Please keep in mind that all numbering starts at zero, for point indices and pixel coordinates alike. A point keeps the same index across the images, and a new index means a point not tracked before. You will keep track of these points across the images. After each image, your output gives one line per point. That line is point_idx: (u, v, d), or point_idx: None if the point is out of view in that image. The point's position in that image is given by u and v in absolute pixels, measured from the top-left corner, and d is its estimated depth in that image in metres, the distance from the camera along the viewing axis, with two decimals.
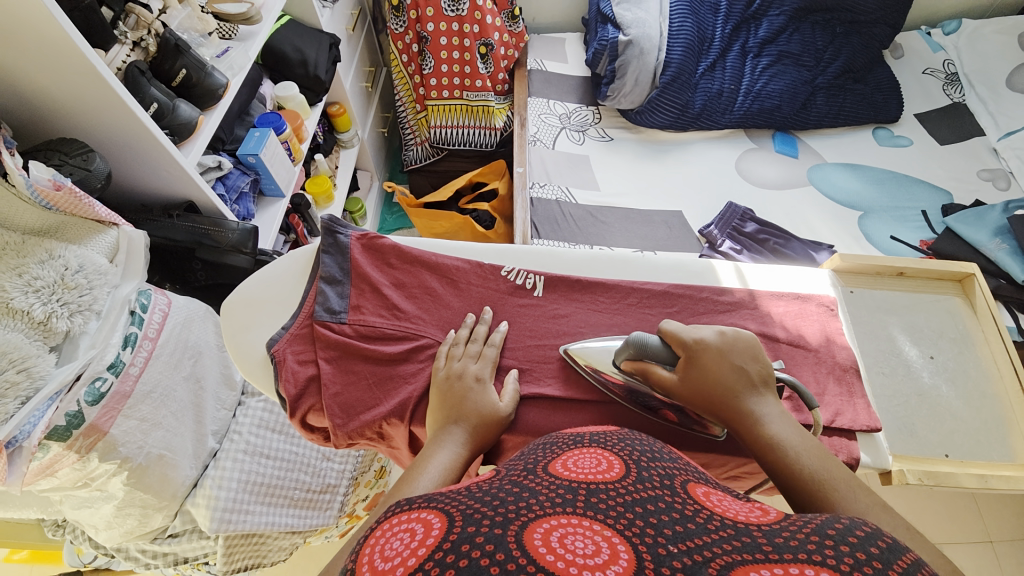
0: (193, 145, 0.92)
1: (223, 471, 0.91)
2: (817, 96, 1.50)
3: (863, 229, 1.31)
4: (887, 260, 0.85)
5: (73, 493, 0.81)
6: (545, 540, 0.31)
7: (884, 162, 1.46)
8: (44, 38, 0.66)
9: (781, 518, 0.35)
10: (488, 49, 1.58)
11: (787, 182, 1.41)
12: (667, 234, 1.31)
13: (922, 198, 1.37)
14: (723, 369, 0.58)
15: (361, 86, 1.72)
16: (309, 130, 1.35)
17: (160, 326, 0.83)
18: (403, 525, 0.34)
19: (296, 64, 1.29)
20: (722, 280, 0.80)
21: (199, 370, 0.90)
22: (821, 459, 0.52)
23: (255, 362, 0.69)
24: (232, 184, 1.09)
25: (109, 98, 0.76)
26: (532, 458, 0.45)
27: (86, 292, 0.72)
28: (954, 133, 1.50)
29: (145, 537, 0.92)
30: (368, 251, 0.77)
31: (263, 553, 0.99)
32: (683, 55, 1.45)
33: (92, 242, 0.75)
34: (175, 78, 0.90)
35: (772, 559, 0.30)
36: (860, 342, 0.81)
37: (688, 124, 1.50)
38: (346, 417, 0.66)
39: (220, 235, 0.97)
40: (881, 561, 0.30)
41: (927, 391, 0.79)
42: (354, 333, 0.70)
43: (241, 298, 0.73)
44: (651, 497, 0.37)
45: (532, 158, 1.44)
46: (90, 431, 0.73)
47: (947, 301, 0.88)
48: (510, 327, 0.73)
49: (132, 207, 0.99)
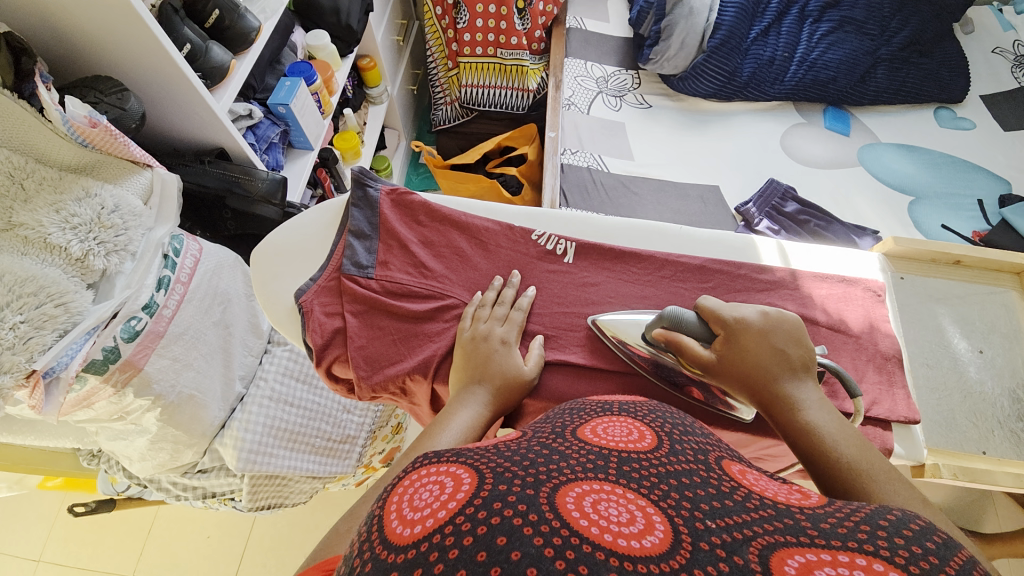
0: (226, 90, 0.90)
1: (250, 415, 0.94)
2: (878, 69, 1.39)
3: (913, 215, 1.23)
4: (944, 246, 0.80)
5: (109, 425, 0.85)
6: (578, 504, 0.31)
7: (945, 144, 1.35)
8: None
9: (823, 504, 0.34)
10: (525, 3, 1.49)
11: (834, 161, 1.33)
12: (702, 210, 1.26)
13: (980, 186, 1.28)
14: (763, 349, 0.56)
15: (392, 39, 1.66)
16: (339, 82, 1.32)
17: (191, 271, 0.84)
18: (432, 477, 0.34)
19: (327, 12, 1.24)
20: (763, 258, 0.76)
21: (228, 317, 0.92)
22: (859, 449, 0.49)
23: (283, 310, 0.70)
24: (262, 134, 1.08)
25: (142, 36, 0.74)
26: (560, 422, 0.44)
27: (121, 232, 0.73)
28: (1023, 118, 1.37)
29: (176, 470, 0.97)
30: (397, 207, 0.76)
31: (284, 494, 1.04)
32: (735, 17, 1.37)
33: (127, 182, 0.76)
34: (208, 19, 0.87)
35: (818, 545, 0.29)
36: (907, 331, 0.77)
37: (733, 93, 1.41)
38: (370, 370, 0.66)
39: (250, 183, 0.97)
40: (938, 556, 0.29)
41: (972, 387, 0.75)
42: (380, 289, 0.69)
43: (270, 247, 0.73)
44: (685, 471, 0.36)
45: (564, 123, 1.39)
46: (125, 366, 0.75)
47: (1004, 294, 0.82)
48: (537, 292, 0.71)
49: (165, 151, 0.99)
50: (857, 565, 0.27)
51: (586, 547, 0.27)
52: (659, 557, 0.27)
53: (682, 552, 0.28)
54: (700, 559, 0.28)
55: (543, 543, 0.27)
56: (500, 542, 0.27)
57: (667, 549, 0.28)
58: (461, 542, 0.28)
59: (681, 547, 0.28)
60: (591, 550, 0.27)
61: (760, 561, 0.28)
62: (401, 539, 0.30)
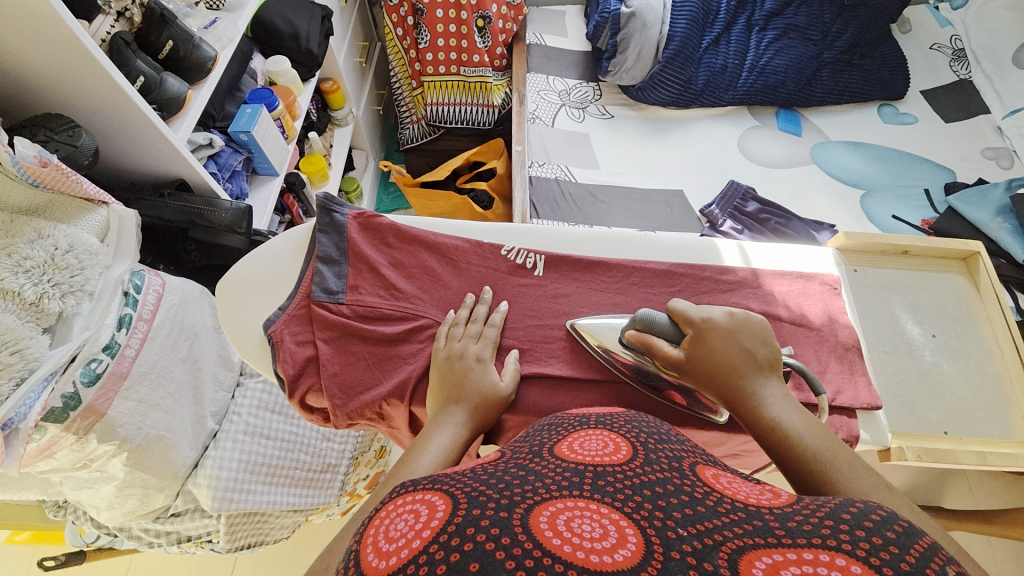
0: (183, 121, 0.89)
1: (224, 451, 0.92)
2: (823, 72, 1.47)
3: (865, 209, 1.30)
4: (892, 238, 0.85)
5: (73, 474, 0.81)
6: (552, 523, 0.31)
7: (889, 139, 1.43)
8: (37, 18, 0.64)
9: (792, 502, 0.36)
10: (485, 22, 1.52)
11: (789, 160, 1.39)
12: (668, 214, 1.29)
13: (925, 177, 1.35)
14: (730, 347, 0.58)
15: (355, 61, 1.67)
16: (302, 106, 1.31)
17: (155, 307, 0.82)
18: (408, 506, 0.34)
19: (287, 37, 1.25)
20: (725, 259, 0.79)
21: (196, 352, 0.90)
22: (823, 441, 0.51)
23: (252, 343, 0.68)
24: (224, 162, 1.06)
25: (93, 71, 0.72)
26: (538, 439, 0.45)
27: (77, 272, 0.70)
28: (960, 111, 1.47)
29: (148, 516, 0.93)
30: (365, 230, 0.75)
31: (265, 531, 1.00)
32: (687, 28, 1.42)
33: (81, 220, 0.73)
34: (161, 51, 0.87)
35: (784, 544, 0.30)
36: (864, 321, 0.81)
37: (690, 100, 1.47)
38: (345, 398, 0.65)
39: (213, 214, 0.95)
40: (896, 545, 0.30)
41: (929, 370, 0.79)
42: (352, 314, 0.68)
43: (235, 279, 0.72)
44: (660, 480, 0.37)
45: (530, 137, 1.41)
46: (87, 412, 0.72)
47: (951, 279, 0.87)
48: (510, 307, 0.72)
49: (122, 185, 0.96)
50: (820, 562, 0.29)
51: (557, 566, 0.28)
52: (632, 570, 0.28)
53: (653, 562, 0.29)
54: (671, 568, 0.28)
55: (515, 565, 0.28)
56: (473, 568, 0.28)
57: (639, 561, 0.29)
58: (434, 570, 0.28)
59: (653, 558, 0.29)
60: (563, 569, 0.28)
61: (730, 566, 0.29)
62: (376, 573, 0.29)
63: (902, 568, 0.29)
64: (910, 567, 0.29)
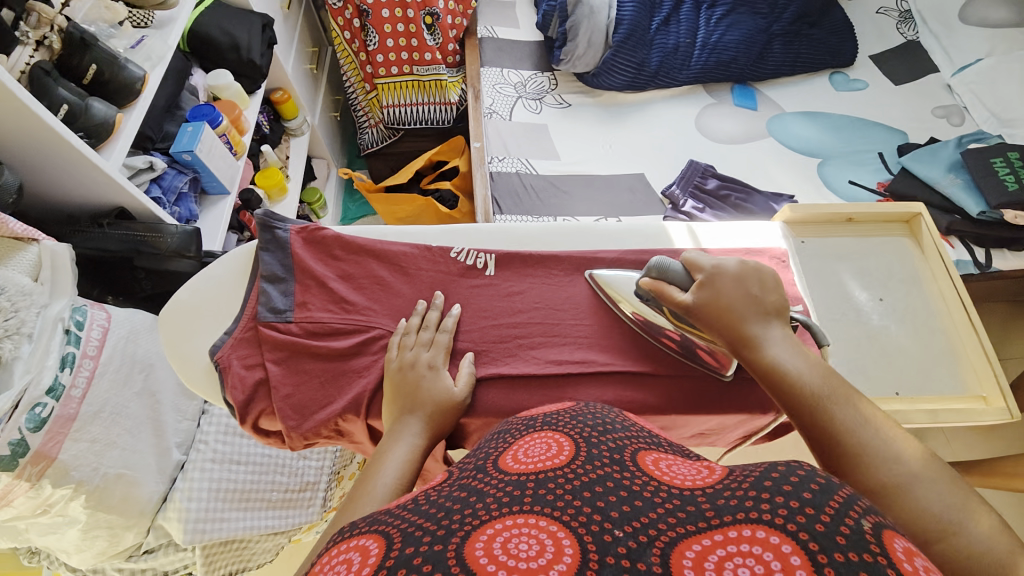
0: (115, 147, 0.85)
1: (191, 482, 0.89)
2: (772, 44, 1.48)
3: (823, 176, 1.32)
4: (836, 207, 0.86)
5: (34, 522, 0.79)
6: (488, 548, 0.31)
7: (841, 106, 1.45)
8: None
9: (723, 476, 0.36)
10: (433, 19, 1.49)
11: (743, 135, 1.40)
12: (630, 198, 1.29)
13: (877, 141, 1.38)
14: (738, 292, 0.60)
15: (305, 68, 1.63)
16: (249, 120, 1.28)
17: (100, 343, 0.79)
18: (342, 555, 0.33)
19: (226, 49, 1.20)
20: (676, 241, 0.80)
21: (153, 384, 0.87)
22: (823, 379, 0.53)
23: (199, 371, 0.67)
24: (168, 185, 1.03)
25: (8, 101, 0.68)
26: (484, 453, 0.44)
27: (11, 315, 0.67)
28: (908, 72, 1.49)
29: (121, 556, 0.91)
30: (310, 244, 0.73)
31: (247, 557, 0.99)
32: (635, 11, 1.42)
33: (10, 261, 0.70)
34: (85, 75, 0.83)
35: (713, 526, 0.31)
36: (814, 292, 0.82)
37: (645, 83, 1.47)
38: (300, 418, 0.64)
39: (159, 241, 0.92)
40: (813, 505, 0.30)
41: (877, 333, 0.81)
42: (301, 332, 0.67)
43: (178, 307, 0.70)
44: (600, 477, 0.36)
45: (488, 132, 1.40)
46: (37, 457, 0.70)
47: (895, 243, 0.89)
48: (463, 310, 0.71)
49: (57, 218, 0.93)
50: (745, 538, 0.30)
51: None
52: None
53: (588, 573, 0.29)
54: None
55: None
56: None
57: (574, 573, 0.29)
58: None
59: (588, 566, 0.29)
60: None
61: (662, 563, 0.29)
62: None
63: (821, 528, 0.29)
64: (827, 523, 0.29)
